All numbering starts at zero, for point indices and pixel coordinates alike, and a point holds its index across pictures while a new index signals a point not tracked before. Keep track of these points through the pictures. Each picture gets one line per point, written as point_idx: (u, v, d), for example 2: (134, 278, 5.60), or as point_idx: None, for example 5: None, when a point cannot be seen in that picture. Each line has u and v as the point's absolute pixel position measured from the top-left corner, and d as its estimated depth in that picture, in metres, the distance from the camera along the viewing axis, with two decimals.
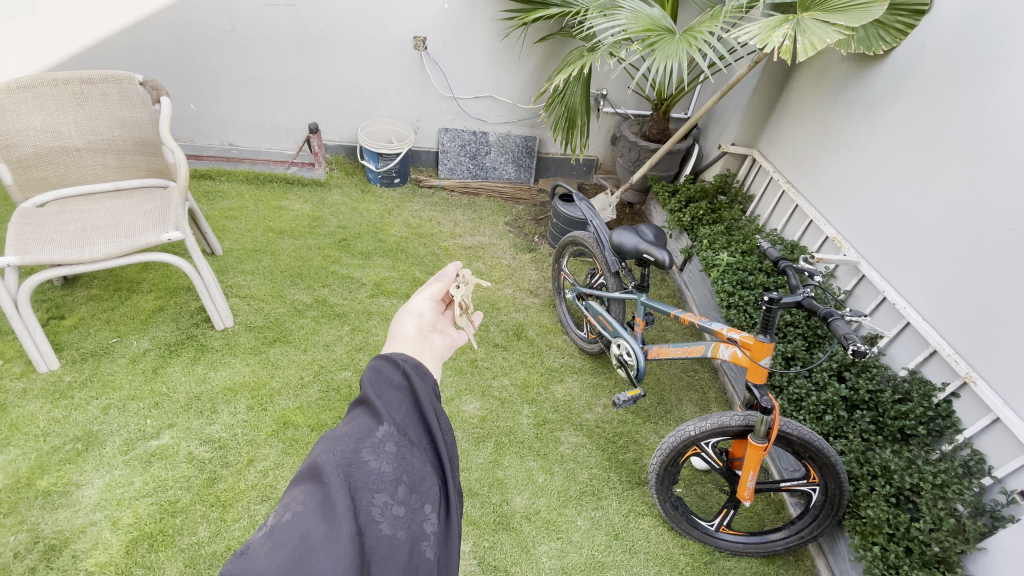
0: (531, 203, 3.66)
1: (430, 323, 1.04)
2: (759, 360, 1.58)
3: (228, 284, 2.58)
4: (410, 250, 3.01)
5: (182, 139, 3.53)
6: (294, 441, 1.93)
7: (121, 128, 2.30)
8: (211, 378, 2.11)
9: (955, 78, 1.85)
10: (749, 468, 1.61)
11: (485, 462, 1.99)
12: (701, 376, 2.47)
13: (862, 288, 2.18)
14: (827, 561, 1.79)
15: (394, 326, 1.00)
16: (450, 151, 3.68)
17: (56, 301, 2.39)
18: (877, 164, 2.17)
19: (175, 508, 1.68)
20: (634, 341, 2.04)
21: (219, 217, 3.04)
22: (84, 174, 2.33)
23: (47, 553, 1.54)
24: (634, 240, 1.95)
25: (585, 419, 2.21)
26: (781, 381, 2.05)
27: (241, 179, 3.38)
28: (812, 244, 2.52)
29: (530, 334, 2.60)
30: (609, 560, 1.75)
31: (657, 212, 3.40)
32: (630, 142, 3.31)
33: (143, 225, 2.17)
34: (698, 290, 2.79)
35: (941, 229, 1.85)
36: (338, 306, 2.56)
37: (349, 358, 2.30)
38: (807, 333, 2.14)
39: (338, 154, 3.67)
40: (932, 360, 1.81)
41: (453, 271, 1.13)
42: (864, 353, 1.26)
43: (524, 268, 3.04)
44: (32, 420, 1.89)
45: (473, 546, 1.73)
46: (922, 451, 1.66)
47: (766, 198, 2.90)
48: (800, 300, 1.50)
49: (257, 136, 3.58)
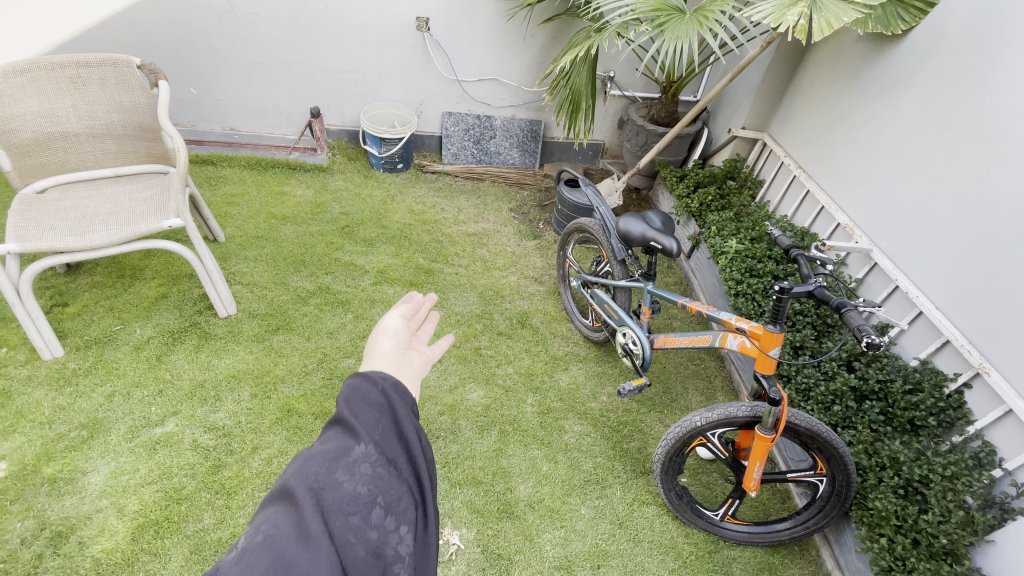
0: (536, 188, 3.61)
1: (406, 340, 0.90)
2: (768, 351, 1.54)
3: (231, 271, 2.56)
4: (413, 237, 2.98)
5: (183, 124, 3.50)
6: (298, 429, 1.93)
7: (119, 112, 2.26)
8: (215, 365, 2.11)
9: (973, 60, 1.79)
10: (756, 459, 1.59)
11: (489, 451, 1.98)
12: (707, 365, 2.45)
13: (873, 277, 2.13)
14: (833, 551, 1.77)
15: (366, 345, 0.86)
16: (454, 135, 3.62)
17: (59, 289, 2.38)
18: (892, 149, 2.11)
19: (181, 495, 1.69)
20: (640, 330, 2.01)
21: (221, 203, 3.01)
22: (84, 161, 2.31)
23: (54, 540, 1.55)
24: (641, 227, 1.91)
25: (590, 408, 2.20)
26: (789, 371, 2.03)
27: (243, 164, 3.35)
28: (822, 231, 2.47)
29: (535, 322, 2.57)
30: (613, 549, 1.75)
31: (664, 198, 3.35)
32: (637, 126, 3.26)
33: (144, 212, 2.14)
34: (705, 277, 2.75)
35: (957, 218, 1.80)
36: (341, 293, 2.54)
37: (353, 346, 2.29)
38: (816, 322, 2.10)
39: (341, 138, 3.62)
40: (944, 350, 1.78)
41: (429, 297, 0.99)
42: (879, 346, 1.22)
43: (528, 255, 3.01)
44: (37, 407, 1.89)
45: (477, 534, 1.73)
46: (931, 443, 1.64)
47: (776, 184, 2.84)
48: (812, 290, 1.46)
49: (258, 120, 3.54)
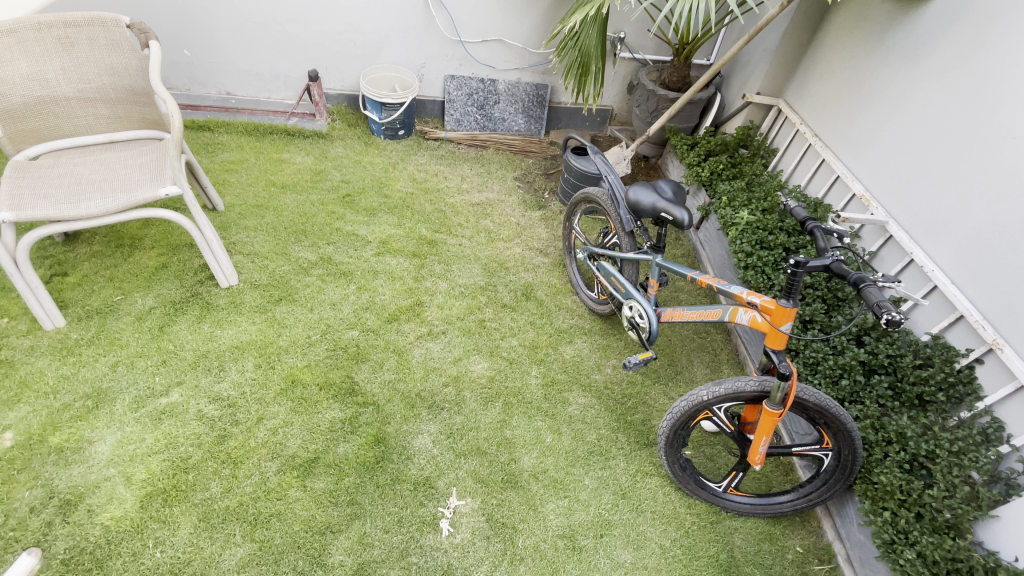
0: (541, 156, 3.51)
1: None
2: (780, 326, 1.51)
3: (231, 241, 2.52)
4: (416, 206, 2.92)
5: (177, 88, 3.38)
6: (303, 399, 1.93)
7: (110, 75, 2.18)
8: (218, 336, 2.10)
9: (1008, 20, 1.68)
10: (762, 433, 1.58)
11: (494, 422, 1.98)
12: (713, 338, 2.43)
13: (887, 250, 2.07)
14: (834, 523, 1.78)
15: None
16: (457, 100, 3.50)
17: (58, 258, 2.35)
18: (914, 117, 2.02)
19: (187, 464, 1.70)
20: (647, 303, 1.98)
21: (219, 171, 2.94)
22: (77, 126, 2.23)
23: (63, 508, 1.57)
24: (652, 197, 1.85)
25: (594, 380, 2.19)
26: (797, 345, 2.01)
27: (240, 130, 3.25)
28: (835, 202, 2.39)
29: (539, 295, 2.54)
30: (616, 518, 1.77)
31: (674, 166, 3.25)
32: (648, 90, 3.15)
33: (139, 179, 2.09)
34: (714, 249, 2.70)
35: (978, 190, 1.74)
36: (344, 264, 2.51)
37: (356, 318, 2.27)
38: (827, 296, 2.06)
39: (340, 103, 3.51)
40: (957, 325, 1.74)
41: None
42: (898, 323, 1.18)
43: (533, 225, 2.95)
44: (41, 377, 1.89)
45: (481, 503, 1.75)
46: (939, 418, 1.62)
47: (790, 152, 2.75)
48: (829, 264, 1.41)
49: (255, 84, 3.42)
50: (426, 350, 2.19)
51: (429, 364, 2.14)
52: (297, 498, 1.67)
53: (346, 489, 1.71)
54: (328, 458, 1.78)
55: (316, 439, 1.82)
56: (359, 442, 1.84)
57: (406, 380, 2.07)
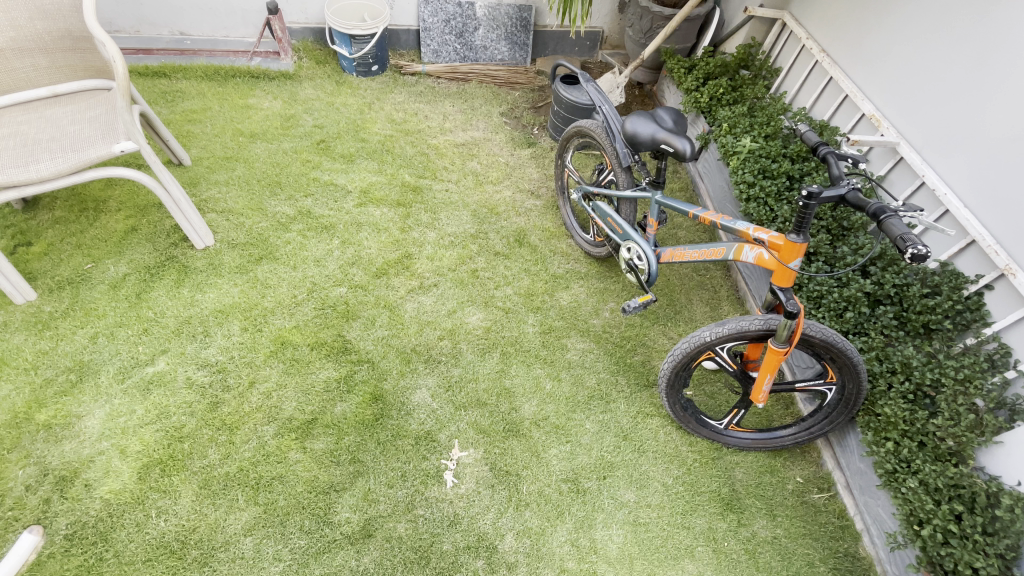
0: (528, 88, 3.27)
1: None
2: (788, 263, 1.43)
3: (202, 198, 2.37)
4: (396, 150, 2.74)
5: (125, 31, 3.08)
6: (295, 361, 1.88)
7: (43, 19, 1.95)
8: (199, 301, 2.02)
9: None
10: (766, 371, 1.54)
11: (492, 372, 1.94)
12: (712, 275, 2.36)
13: (897, 173, 1.95)
14: (835, 453, 1.80)
15: None
16: (433, 28, 3.21)
17: (19, 227, 2.20)
18: (934, 24, 1.83)
19: (183, 434, 1.67)
20: (645, 244, 1.88)
21: (181, 121, 2.72)
22: (15, 80, 2.00)
23: (60, 484, 1.54)
24: (651, 128, 1.71)
25: (592, 324, 2.14)
26: (801, 280, 1.93)
27: (200, 75, 2.98)
28: (843, 123, 2.23)
29: (533, 240, 2.44)
30: (618, 460, 1.77)
31: (670, 92, 3.04)
32: (642, 8, 2.93)
33: (90, 136, 1.91)
34: (713, 181, 2.57)
35: (1000, 104, 1.59)
36: (324, 217, 2.38)
37: (343, 274, 2.17)
38: (832, 226, 1.96)
39: (306, 39, 3.22)
40: (968, 251, 1.66)
41: None
42: (924, 257, 1.10)
43: (523, 165, 2.79)
44: (19, 353, 1.82)
45: (484, 454, 1.74)
46: (945, 346, 1.59)
47: (795, 71, 2.55)
48: (844, 194, 1.31)
49: (210, 22, 3.11)
50: (418, 304, 2.11)
51: (423, 318, 2.07)
52: (297, 459, 1.65)
53: (346, 448, 1.69)
54: (325, 419, 1.75)
55: (312, 401, 1.78)
56: (357, 400, 1.80)
57: (400, 335, 2.01)
